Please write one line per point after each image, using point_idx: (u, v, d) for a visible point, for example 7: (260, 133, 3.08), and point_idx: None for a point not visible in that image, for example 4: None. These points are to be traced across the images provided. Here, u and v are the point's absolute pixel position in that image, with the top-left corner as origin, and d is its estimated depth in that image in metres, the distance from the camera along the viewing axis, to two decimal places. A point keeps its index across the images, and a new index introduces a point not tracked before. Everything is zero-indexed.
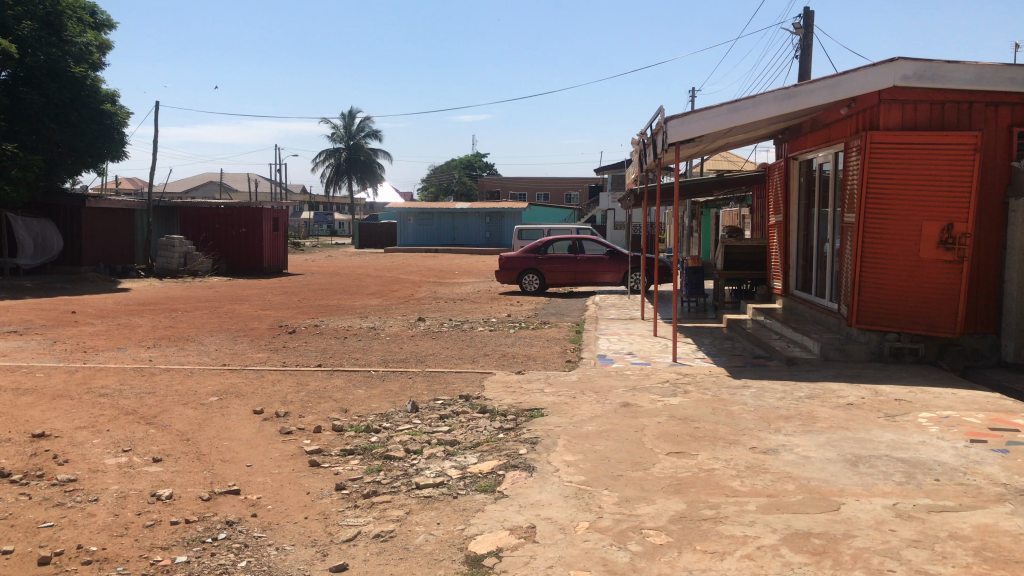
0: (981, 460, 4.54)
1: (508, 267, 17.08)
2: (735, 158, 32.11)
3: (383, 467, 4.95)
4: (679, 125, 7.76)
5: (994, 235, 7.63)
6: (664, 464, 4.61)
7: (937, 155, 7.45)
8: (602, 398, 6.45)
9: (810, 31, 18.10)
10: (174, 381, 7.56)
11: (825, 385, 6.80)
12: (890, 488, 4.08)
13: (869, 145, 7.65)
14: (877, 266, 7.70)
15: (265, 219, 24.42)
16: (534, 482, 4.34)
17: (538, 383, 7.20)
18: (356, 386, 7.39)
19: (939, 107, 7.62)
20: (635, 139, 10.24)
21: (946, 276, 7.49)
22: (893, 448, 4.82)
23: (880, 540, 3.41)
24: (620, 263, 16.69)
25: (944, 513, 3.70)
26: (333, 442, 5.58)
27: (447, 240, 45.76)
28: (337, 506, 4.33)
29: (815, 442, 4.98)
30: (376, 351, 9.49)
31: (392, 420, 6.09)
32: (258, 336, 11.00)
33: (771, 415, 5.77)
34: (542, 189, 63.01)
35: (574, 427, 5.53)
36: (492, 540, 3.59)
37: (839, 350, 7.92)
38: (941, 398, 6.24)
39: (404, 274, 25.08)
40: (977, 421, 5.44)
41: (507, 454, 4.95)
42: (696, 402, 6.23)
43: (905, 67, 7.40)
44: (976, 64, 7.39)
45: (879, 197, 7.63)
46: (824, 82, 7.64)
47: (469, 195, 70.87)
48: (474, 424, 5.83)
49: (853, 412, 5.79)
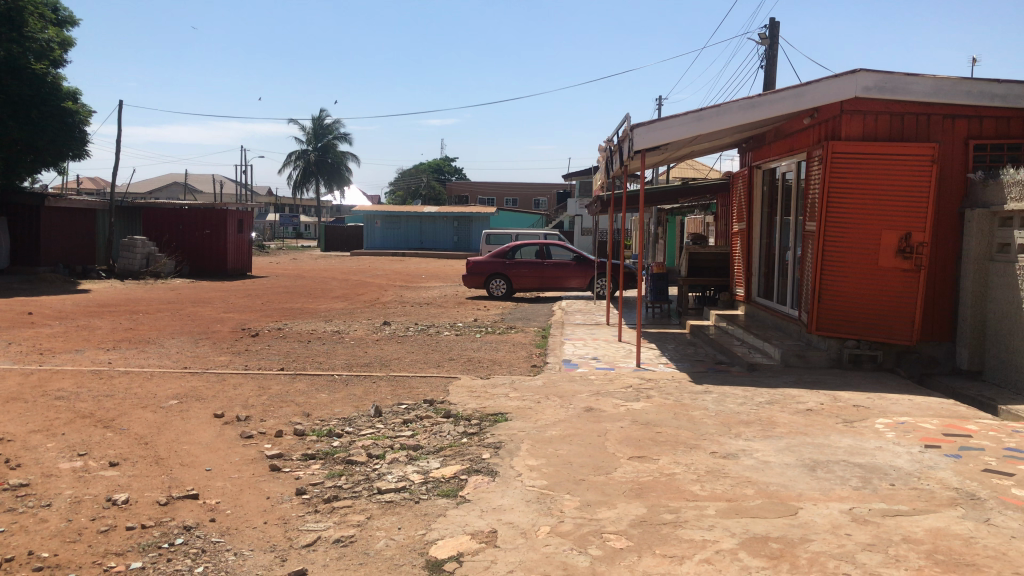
0: (934, 465, 4.63)
1: (475, 271, 17.06)
2: (700, 168, 32.39)
3: (344, 472, 4.91)
4: (645, 133, 7.87)
5: (951, 245, 7.75)
6: (626, 468, 4.64)
7: (896, 165, 7.60)
8: (566, 403, 6.48)
9: (775, 41, 18.36)
10: (133, 384, 7.44)
11: (785, 391, 6.88)
12: (846, 493, 4.14)
13: (830, 154, 7.77)
14: (837, 274, 7.82)
15: (229, 220, 24.17)
16: (496, 487, 4.35)
17: (502, 388, 7.19)
18: (319, 390, 7.33)
19: (899, 118, 7.78)
20: (602, 145, 10.30)
21: (904, 284, 7.63)
22: (850, 453, 4.90)
23: (835, 544, 3.46)
24: (587, 269, 16.80)
25: (897, 517, 3.77)
26: (295, 446, 5.54)
27: (413, 244, 45.46)
28: (297, 511, 4.30)
29: (774, 447, 5.05)
30: (339, 355, 9.44)
31: (355, 425, 6.06)
32: (220, 338, 10.89)
33: (731, 420, 5.83)
34: (511, 195, 63.06)
35: (538, 432, 5.54)
36: (452, 545, 3.58)
37: (799, 357, 8.04)
38: (897, 404, 6.34)
39: (370, 278, 25.02)
40: (931, 427, 5.54)
41: (470, 459, 4.95)
42: (658, 407, 6.28)
43: (866, 79, 7.55)
44: (935, 78, 7.56)
45: (838, 207, 7.76)
46: (788, 92, 7.73)
47: (436, 200, 70.76)
48: (437, 429, 5.81)
49: (812, 418, 5.87)
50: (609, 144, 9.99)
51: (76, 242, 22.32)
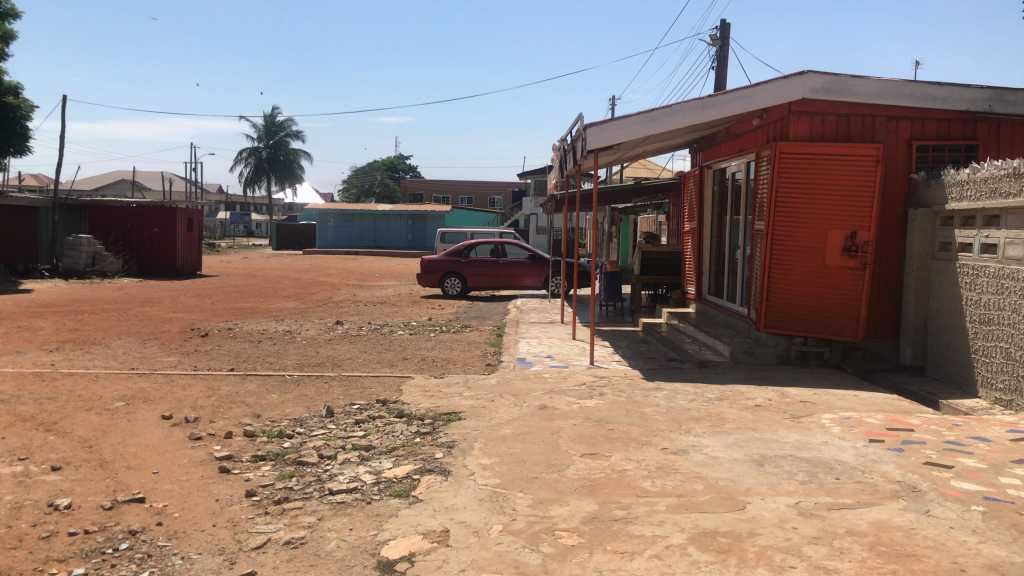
0: (877, 459, 4.74)
1: (429, 270, 17.00)
2: (653, 167, 32.71)
3: (295, 473, 4.87)
4: (598, 132, 7.91)
5: (894, 243, 7.94)
6: (579, 465, 4.67)
7: (842, 165, 7.76)
8: (519, 401, 6.50)
9: (726, 42, 18.62)
10: (77, 386, 7.28)
11: (734, 387, 6.99)
12: (793, 487, 4.22)
13: (779, 154, 7.90)
14: (785, 272, 7.96)
15: (178, 219, 23.73)
16: (449, 486, 4.34)
17: (456, 387, 7.18)
18: (269, 391, 7.25)
19: (845, 120, 7.94)
20: (556, 144, 10.34)
21: (849, 282, 7.80)
22: (797, 448, 4.99)
23: (782, 538, 3.52)
24: (541, 268, 16.86)
25: (842, 511, 3.85)
26: (245, 447, 5.47)
27: (367, 243, 45.15)
28: (247, 513, 4.25)
29: (723, 443, 5.13)
30: (291, 355, 9.34)
31: (306, 425, 6.01)
32: (168, 339, 10.70)
33: (681, 417, 5.91)
34: (466, 193, 62.96)
35: (491, 430, 5.55)
36: (404, 545, 3.57)
37: (748, 353, 8.18)
38: (842, 400, 6.48)
39: (323, 276, 24.78)
40: (875, 422, 5.67)
41: (423, 458, 4.94)
42: (610, 404, 6.33)
43: (813, 80, 7.70)
44: (880, 80, 7.73)
45: (786, 207, 7.89)
46: (737, 93, 7.83)
47: (391, 199, 69.61)
48: (390, 429, 5.79)
49: (760, 414, 5.97)
50: (563, 143, 10.04)
51: (18, 241, 21.72)
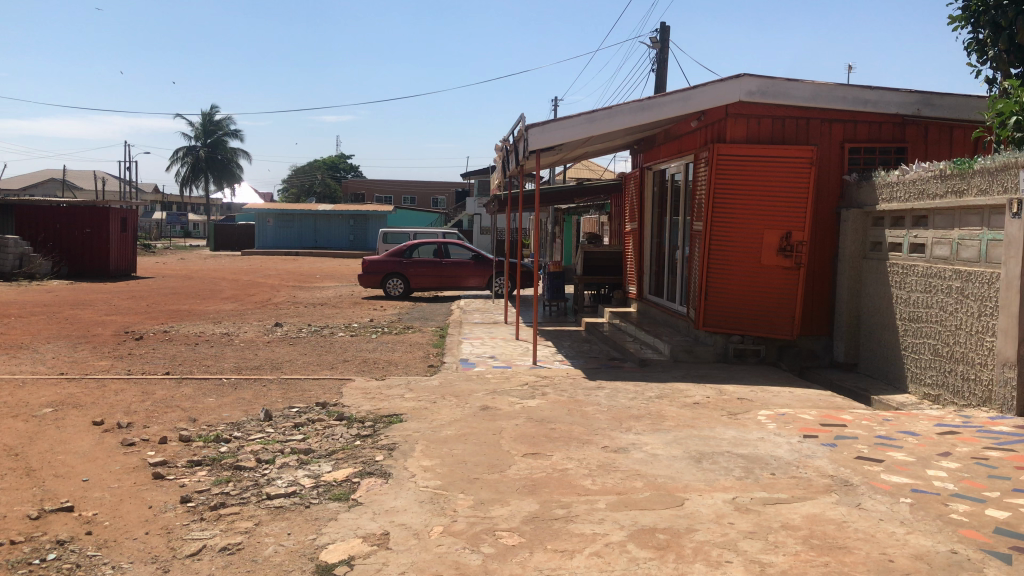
0: (811, 454, 4.85)
1: (371, 271, 16.85)
2: (595, 168, 32.98)
3: (232, 478, 4.78)
4: (539, 133, 7.93)
5: (828, 243, 8.14)
6: (520, 465, 4.68)
7: (777, 167, 7.92)
8: (462, 402, 6.49)
9: (666, 45, 18.86)
10: (3, 392, 7.04)
11: (674, 385, 7.08)
12: (729, 483, 4.30)
13: (717, 156, 8.03)
14: (723, 272, 8.10)
15: (111, 219, 23.14)
16: (389, 488, 4.32)
17: (397, 389, 7.14)
18: (206, 395, 7.11)
19: (781, 122, 8.11)
20: (499, 144, 10.36)
21: (784, 281, 7.98)
22: (734, 444, 5.09)
23: (719, 533, 3.58)
24: (485, 268, 16.86)
25: (777, 505, 3.93)
26: (180, 453, 5.36)
27: (308, 243, 44.60)
28: (181, 519, 4.16)
29: (663, 440, 5.19)
30: (228, 358, 9.17)
31: (244, 429, 5.91)
32: (100, 342, 10.41)
33: (622, 415, 5.97)
34: (408, 193, 62.63)
35: (433, 432, 5.53)
36: (344, 549, 3.54)
37: (687, 352, 8.31)
38: (778, 396, 6.62)
39: (263, 277, 24.40)
40: (809, 417, 5.81)
41: (363, 461, 4.89)
42: (552, 404, 6.37)
43: (750, 83, 7.84)
44: (813, 83, 7.91)
45: (723, 207, 8.03)
46: (677, 95, 7.93)
47: (331, 199, 69.18)
48: (329, 432, 5.73)
49: (699, 411, 6.07)
50: (505, 144, 10.06)
51: None
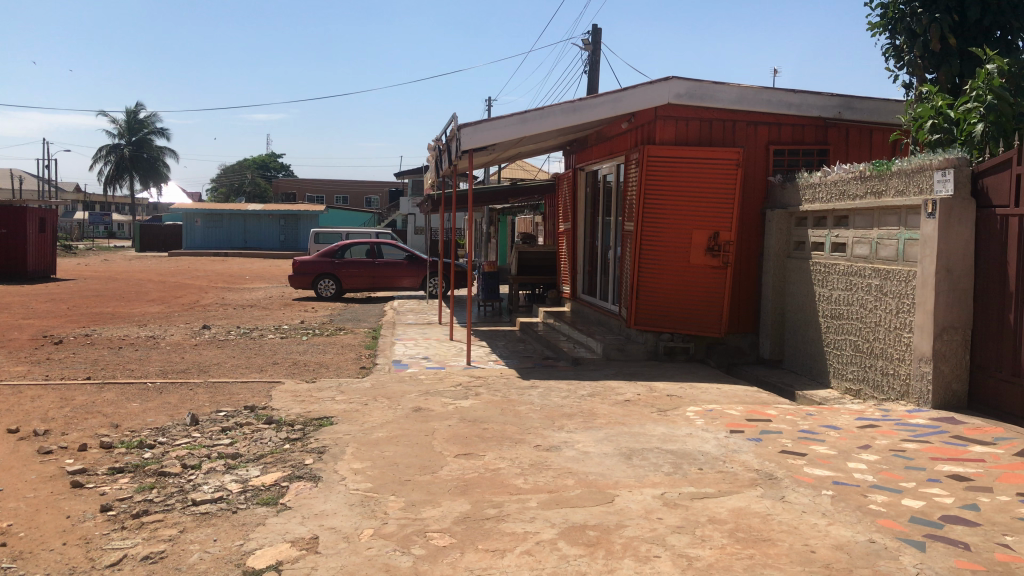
0: (738, 448, 4.96)
1: (302, 271, 16.61)
2: (529, 167, 33.13)
3: (155, 485, 4.66)
4: (471, 133, 7.92)
5: (754, 242, 8.33)
6: (452, 466, 4.67)
7: (705, 168, 8.07)
8: (394, 403, 6.45)
9: (598, 47, 19.05)
10: None
11: (605, 383, 7.16)
12: (658, 478, 4.37)
13: (646, 157, 8.15)
14: (653, 271, 8.22)
15: (28, 219, 22.29)
16: (319, 492, 4.26)
17: (328, 391, 7.05)
18: (129, 400, 6.91)
19: (708, 124, 8.28)
20: (431, 143, 10.31)
21: (712, 280, 8.14)
22: (663, 440, 5.17)
23: (648, 528, 3.64)
24: (418, 268, 16.77)
25: (704, 500, 4.01)
26: (101, 460, 5.19)
27: (237, 244, 43.75)
28: (101, 529, 4.03)
29: (594, 438, 5.24)
30: (153, 362, 8.93)
31: (168, 434, 5.76)
32: (17, 347, 10.03)
33: (554, 414, 6.01)
34: (341, 192, 61.93)
35: (364, 434, 5.48)
36: (271, 554, 3.48)
37: (619, 350, 8.41)
38: (707, 393, 6.75)
39: (190, 279, 23.82)
40: (736, 413, 5.94)
41: (292, 465, 4.82)
42: (485, 404, 6.37)
43: (678, 86, 7.97)
44: (739, 87, 8.09)
45: (653, 208, 8.14)
46: (607, 97, 8.00)
47: (262, 198, 68.05)
48: (258, 436, 5.63)
49: (630, 408, 6.15)
50: (438, 143, 10.02)
51: None
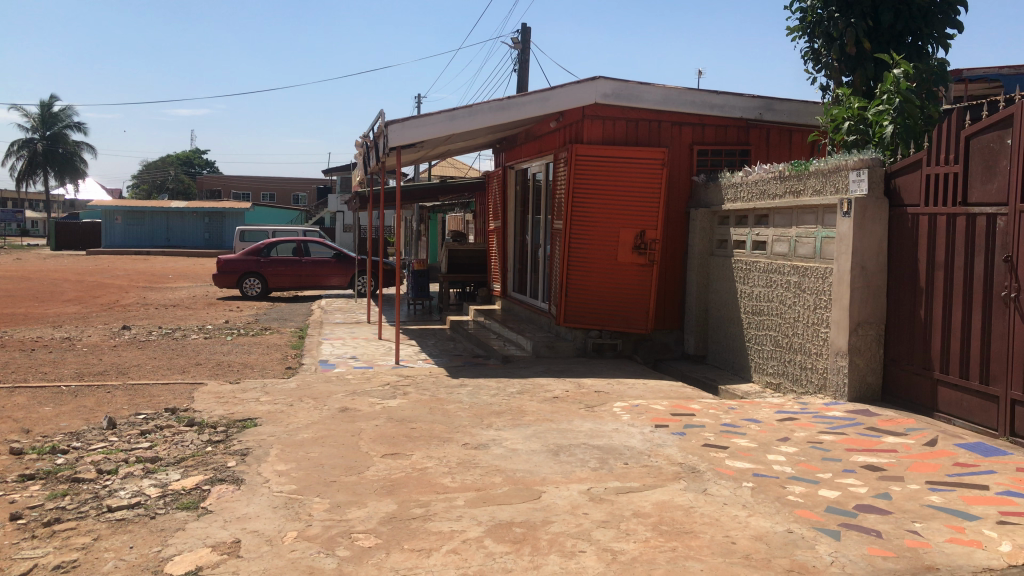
0: (662, 443, 5.05)
1: (227, 270, 16.26)
2: (458, 165, 33.10)
3: (69, 491, 4.50)
4: (399, 130, 7.85)
5: (679, 240, 8.48)
6: (378, 466, 4.64)
7: (632, 167, 8.17)
8: (320, 404, 6.37)
9: (527, 46, 19.13)
10: None
11: (534, 381, 7.20)
12: (585, 474, 4.42)
13: (575, 156, 8.21)
14: (582, 269, 8.29)
15: None
16: (241, 495, 4.18)
17: (253, 392, 6.92)
18: (42, 404, 6.66)
19: (634, 124, 8.39)
20: (359, 140, 10.20)
21: (639, 278, 8.26)
22: (590, 436, 5.22)
23: (574, 524, 3.67)
24: (347, 267, 16.58)
25: (628, 494, 4.07)
26: (11, 467, 4.99)
27: (160, 242, 42.59)
28: (10, 539, 3.88)
29: (522, 435, 5.27)
30: (68, 365, 8.62)
31: (83, 439, 5.57)
32: None
33: (483, 412, 6.01)
34: (268, 189, 60.83)
35: (289, 435, 5.39)
36: (190, 560, 3.40)
37: (548, 348, 8.46)
38: (633, 389, 6.84)
39: (109, 278, 23.09)
40: (661, 408, 6.04)
41: (214, 468, 4.72)
42: (413, 403, 6.34)
43: (605, 86, 8.06)
44: (664, 87, 8.22)
45: (581, 206, 8.22)
46: (535, 96, 8.04)
47: (185, 195, 66.31)
48: (179, 439, 5.49)
49: (558, 405, 6.20)
50: (366, 140, 9.93)
51: None
